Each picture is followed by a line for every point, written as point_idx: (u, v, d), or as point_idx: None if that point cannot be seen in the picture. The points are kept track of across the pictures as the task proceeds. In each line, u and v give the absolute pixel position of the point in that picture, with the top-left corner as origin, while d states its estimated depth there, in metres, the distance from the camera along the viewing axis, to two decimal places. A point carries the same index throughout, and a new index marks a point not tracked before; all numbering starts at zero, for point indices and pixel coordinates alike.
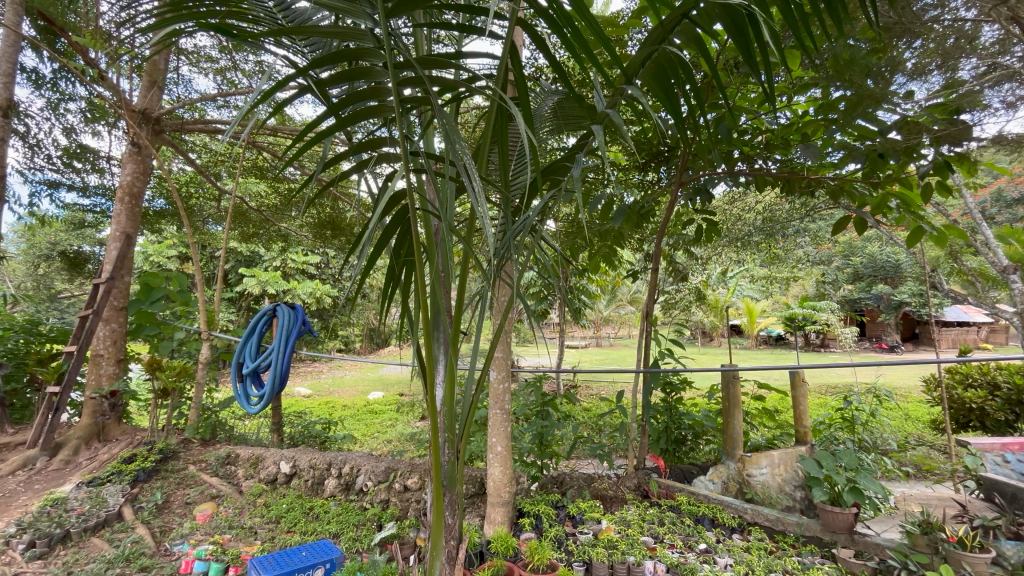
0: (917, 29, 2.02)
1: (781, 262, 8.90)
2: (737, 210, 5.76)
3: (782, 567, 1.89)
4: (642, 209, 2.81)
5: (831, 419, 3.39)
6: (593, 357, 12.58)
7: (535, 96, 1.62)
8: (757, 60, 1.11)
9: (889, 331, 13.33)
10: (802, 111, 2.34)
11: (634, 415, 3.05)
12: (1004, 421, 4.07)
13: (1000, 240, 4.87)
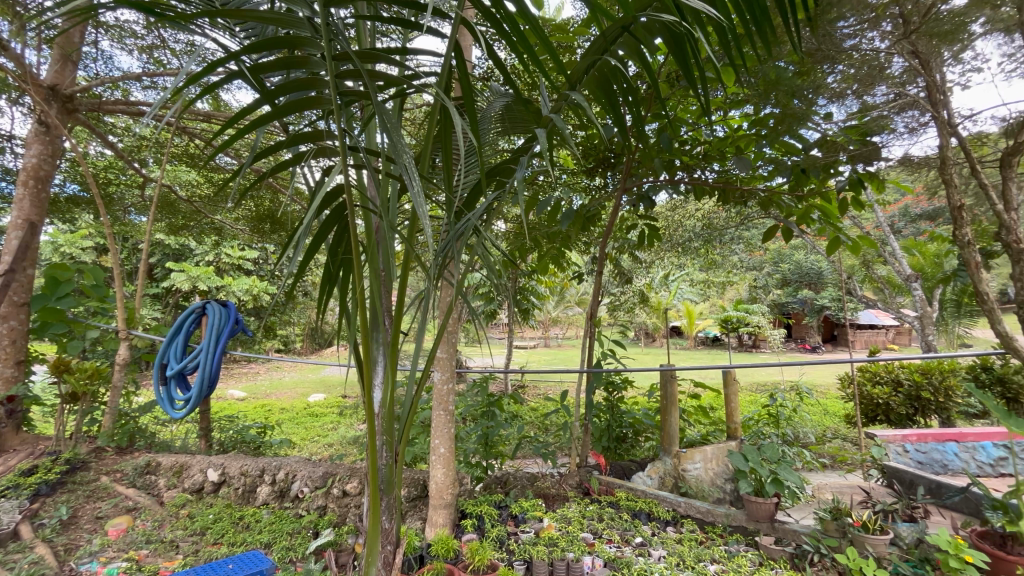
0: (837, 56, 2.16)
1: (717, 268, 9.42)
2: (678, 217, 6.04)
3: (710, 556, 1.99)
4: (588, 213, 2.88)
5: (759, 415, 3.62)
6: (541, 357, 12.76)
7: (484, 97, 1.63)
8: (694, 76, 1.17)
9: (811, 333, 14.44)
10: (735, 126, 2.49)
11: (577, 414, 3.11)
12: (905, 415, 4.55)
13: (905, 252, 5.41)
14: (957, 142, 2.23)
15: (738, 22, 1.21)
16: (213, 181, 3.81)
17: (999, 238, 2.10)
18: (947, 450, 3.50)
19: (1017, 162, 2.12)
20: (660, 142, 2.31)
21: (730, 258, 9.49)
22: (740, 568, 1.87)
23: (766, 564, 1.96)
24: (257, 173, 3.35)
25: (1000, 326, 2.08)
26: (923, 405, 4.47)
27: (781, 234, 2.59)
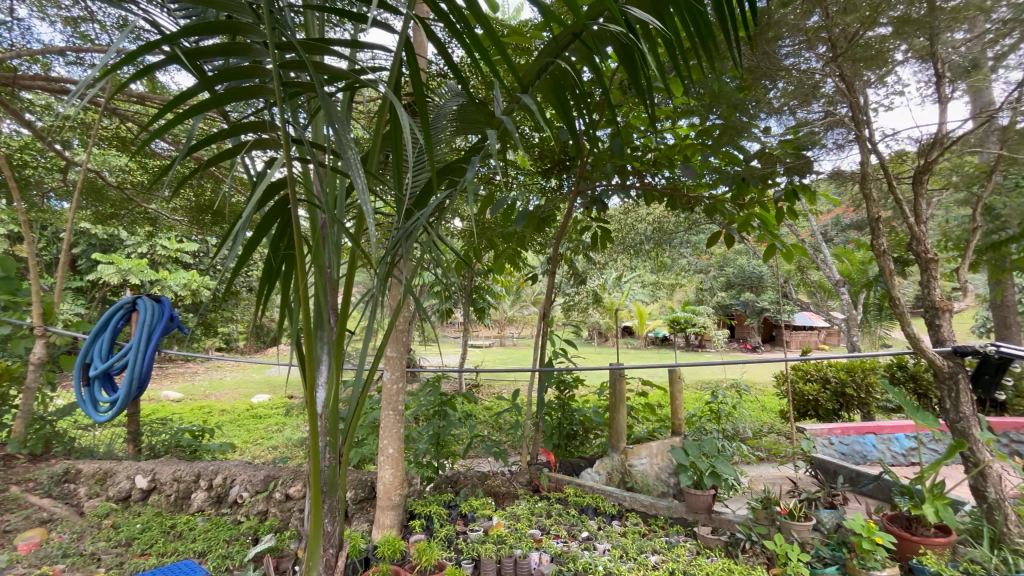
0: (776, 73, 2.30)
1: (667, 270, 9.79)
2: (631, 220, 6.22)
3: (652, 548, 2.07)
4: (542, 214, 2.91)
5: (701, 412, 3.80)
6: (496, 357, 12.79)
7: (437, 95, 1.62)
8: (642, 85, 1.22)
9: (752, 334, 15.29)
10: (683, 134, 2.60)
11: (529, 412, 3.15)
12: (832, 410, 4.90)
13: (835, 259, 5.82)
14: (877, 160, 2.42)
15: (684, 35, 1.27)
16: (148, 168, 3.57)
17: (910, 249, 2.31)
18: (867, 442, 3.81)
19: (927, 180, 2.33)
20: (611, 149, 2.38)
21: (678, 261, 9.88)
22: (679, 557, 1.96)
23: (703, 552, 2.05)
24: (197, 160, 3.16)
25: (910, 327, 2.29)
26: (847, 400, 4.84)
27: (723, 240, 2.73)
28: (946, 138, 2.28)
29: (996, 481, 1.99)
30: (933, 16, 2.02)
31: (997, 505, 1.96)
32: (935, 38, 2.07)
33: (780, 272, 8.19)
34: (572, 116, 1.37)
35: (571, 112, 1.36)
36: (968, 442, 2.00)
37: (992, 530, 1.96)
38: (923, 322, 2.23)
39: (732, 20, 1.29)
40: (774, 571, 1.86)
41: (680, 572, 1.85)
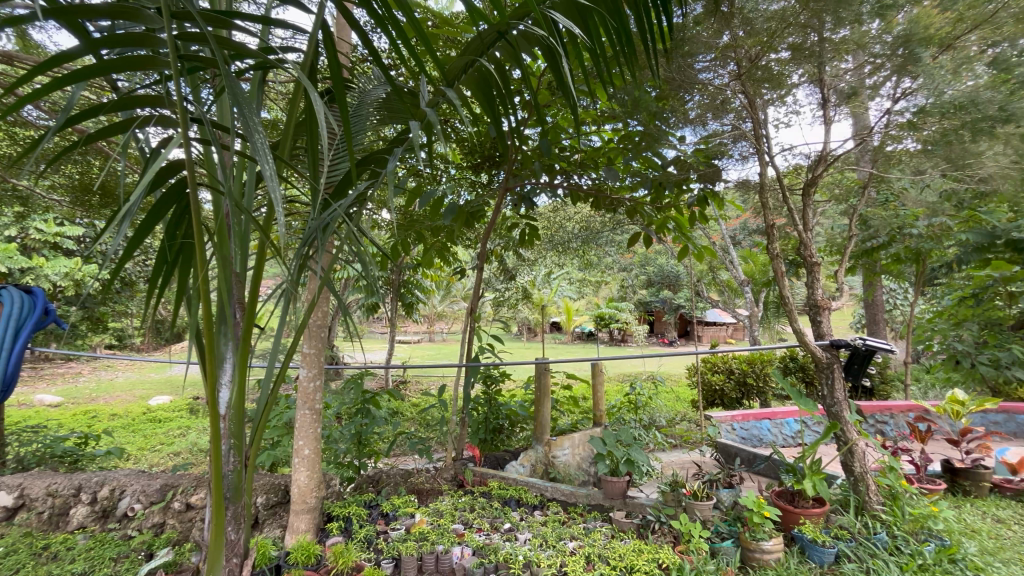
0: (691, 86, 2.44)
1: (593, 268, 10.17)
2: (560, 219, 6.39)
3: (570, 534, 2.15)
4: (471, 209, 2.89)
5: (621, 402, 4.01)
6: (426, 353, 12.59)
7: (360, 81, 1.56)
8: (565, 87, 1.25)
9: (668, 329, 16.31)
10: (608, 138, 2.71)
11: (455, 407, 3.14)
12: (735, 398, 5.37)
13: (740, 259, 6.38)
14: (773, 173, 2.68)
15: (606, 44, 1.33)
16: (16, 138, 3.09)
17: (799, 253, 2.57)
18: (763, 426, 4.23)
19: (814, 193, 2.62)
20: (539, 148, 2.42)
21: (604, 259, 10.31)
22: (595, 541, 2.05)
23: (617, 535, 2.16)
24: (81, 133, 2.79)
25: (798, 323, 2.54)
26: (748, 389, 5.33)
27: (642, 240, 2.87)
28: (829, 156, 2.57)
29: (859, 456, 2.30)
30: (822, 47, 2.27)
31: (861, 477, 2.27)
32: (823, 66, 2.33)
33: (694, 272, 8.80)
34: (497, 115, 1.38)
35: (497, 111, 1.37)
36: (840, 424, 2.28)
37: (856, 499, 2.26)
38: (807, 318, 2.49)
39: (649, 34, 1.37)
40: (679, 549, 2.01)
41: (596, 556, 1.94)
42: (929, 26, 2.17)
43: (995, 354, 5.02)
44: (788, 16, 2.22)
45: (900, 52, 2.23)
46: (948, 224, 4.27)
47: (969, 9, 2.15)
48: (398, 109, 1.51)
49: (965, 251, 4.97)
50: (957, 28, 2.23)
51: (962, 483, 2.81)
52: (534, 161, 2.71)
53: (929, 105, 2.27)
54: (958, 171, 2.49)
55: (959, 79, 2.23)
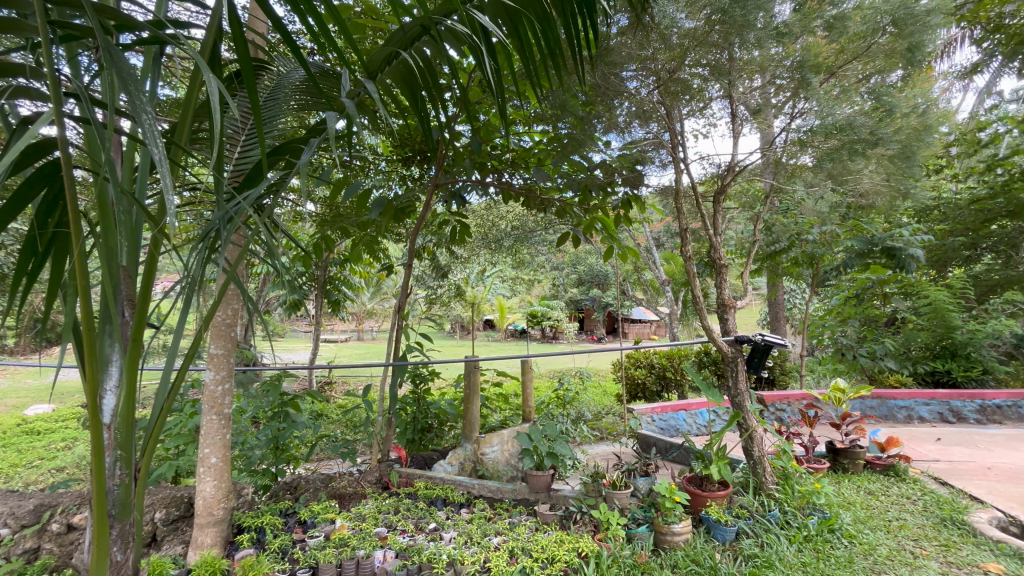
0: (618, 94, 2.55)
1: (526, 266, 10.34)
2: (492, 217, 6.42)
3: (495, 530, 2.17)
4: (399, 205, 2.81)
5: (550, 398, 4.10)
6: (354, 352, 12.13)
7: (280, 66, 1.49)
8: (492, 87, 1.26)
9: (597, 326, 16.96)
10: (537, 139, 2.76)
11: (382, 408, 3.06)
12: (655, 391, 5.69)
13: (662, 260, 6.77)
14: (689, 180, 2.87)
15: (535, 47, 1.35)
16: None
17: (709, 256, 2.78)
18: (679, 417, 4.53)
19: (723, 200, 2.83)
20: (469, 146, 2.42)
21: (537, 258, 10.54)
22: (519, 535, 2.08)
23: (541, 528, 2.20)
24: None
25: (707, 320, 2.74)
26: (667, 382, 5.67)
27: (570, 240, 2.93)
28: (737, 166, 2.79)
29: (756, 441, 2.53)
30: (731, 64, 2.45)
31: (758, 460, 2.49)
32: (732, 84, 2.52)
33: (620, 272, 9.22)
34: (422, 110, 1.35)
35: (422, 106, 1.35)
36: (742, 413, 2.48)
37: (754, 480, 2.48)
38: (716, 315, 2.69)
39: (576, 40, 1.41)
40: (598, 537, 2.10)
41: (520, 549, 1.97)
42: (818, 55, 2.42)
43: (871, 347, 5.73)
44: (699, 36, 2.36)
45: (794, 76, 2.47)
46: (836, 232, 4.81)
47: (850, 42, 2.46)
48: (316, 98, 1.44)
49: (850, 256, 5.63)
50: (840, 58, 2.51)
51: (842, 461, 3.18)
52: (465, 158, 2.70)
53: (816, 125, 2.53)
54: (841, 184, 2.80)
55: (841, 103, 2.51)
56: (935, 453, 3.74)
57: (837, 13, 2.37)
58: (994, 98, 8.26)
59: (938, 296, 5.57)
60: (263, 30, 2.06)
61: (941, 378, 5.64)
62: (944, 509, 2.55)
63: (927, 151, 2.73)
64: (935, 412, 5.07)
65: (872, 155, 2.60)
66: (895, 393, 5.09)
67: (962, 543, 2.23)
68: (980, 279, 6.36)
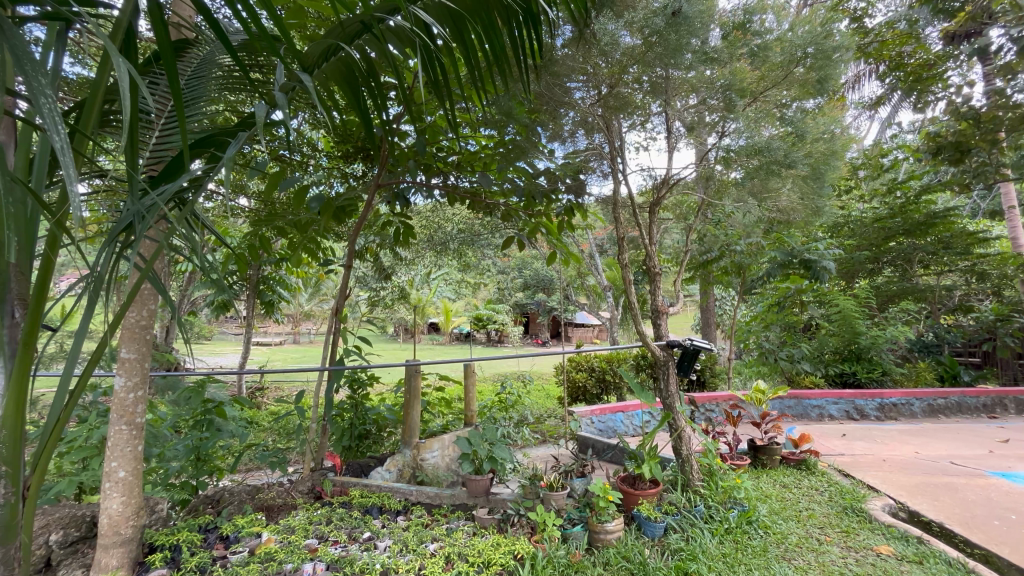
0: (564, 102, 2.62)
1: (472, 270, 10.31)
2: (438, 219, 6.35)
3: (432, 536, 2.14)
4: (339, 204, 2.71)
5: (492, 402, 4.11)
6: (289, 356, 11.55)
7: (200, 47, 1.40)
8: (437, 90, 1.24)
9: (541, 330, 17.23)
10: (483, 143, 2.76)
11: (316, 414, 2.93)
12: (595, 393, 5.85)
13: (604, 266, 6.99)
14: (628, 191, 2.99)
15: (480, 52, 1.35)
16: None
17: (645, 263, 2.91)
18: (616, 418, 4.68)
19: (658, 211, 2.98)
20: (414, 146, 2.38)
21: (483, 262, 10.55)
22: (456, 541, 2.07)
23: (478, 532, 2.20)
24: None
25: (642, 325, 2.86)
26: (606, 385, 5.85)
27: (515, 245, 2.94)
28: (671, 179, 2.96)
29: (685, 440, 2.67)
30: (667, 82, 2.57)
31: (686, 458, 2.63)
32: (668, 101, 2.66)
33: (564, 277, 9.42)
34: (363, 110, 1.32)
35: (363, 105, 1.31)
36: (672, 414, 2.61)
37: (682, 477, 2.62)
38: (650, 321, 2.81)
39: (522, 47, 1.43)
40: (535, 538, 2.13)
41: (456, 555, 1.96)
42: (743, 80, 2.61)
43: (790, 351, 6.22)
44: (637, 54, 2.45)
45: (722, 97, 2.65)
46: (761, 244, 5.18)
47: (770, 70, 2.67)
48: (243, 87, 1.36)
49: (773, 267, 6.09)
50: (761, 84, 2.73)
51: (761, 457, 3.42)
52: (409, 158, 2.66)
53: (741, 145, 2.73)
54: (763, 200, 3.03)
55: (761, 127, 2.73)
56: (841, 448, 4.11)
57: (760, 42, 2.58)
58: (894, 129, 9.26)
59: (846, 305, 6.20)
60: (190, 11, 1.94)
61: (848, 379, 6.22)
62: (846, 498, 2.81)
63: (834, 173, 3.02)
64: (843, 410, 5.57)
65: (788, 175, 2.85)
66: (809, 393, 5.54)
67: (859, 529, 2.46)
68: (881, 290, 7.08)
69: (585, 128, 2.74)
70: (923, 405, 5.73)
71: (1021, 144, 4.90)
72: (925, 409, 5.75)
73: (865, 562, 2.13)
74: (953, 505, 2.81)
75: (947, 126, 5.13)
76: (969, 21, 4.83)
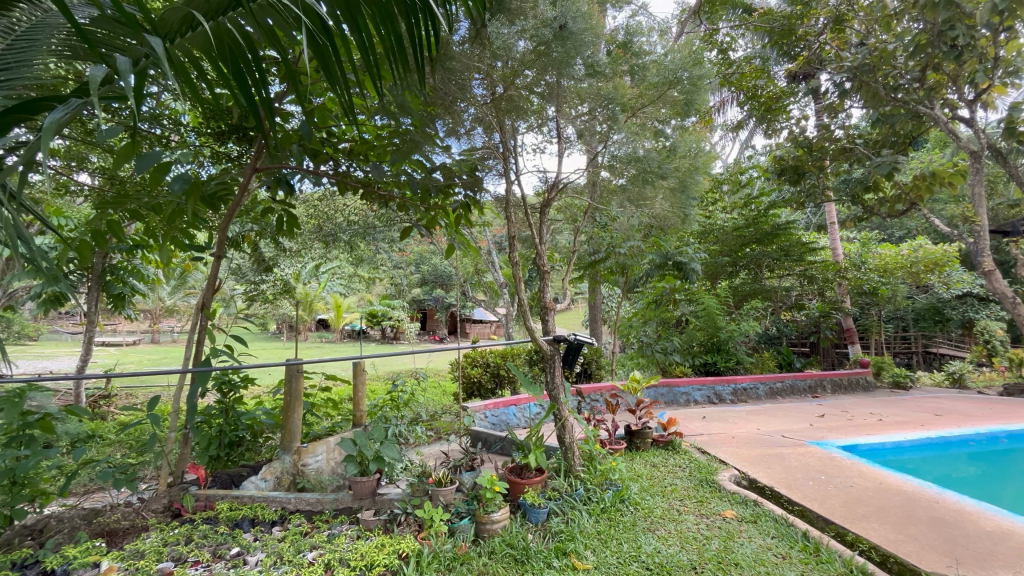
0: (461, 97, 2.62)
1: (366, 264, 9.86)
2: (328, 208, 5.96)
3: (311, 544, 2.03)
4: (211, 189, 2.41)
5: (383, 401, 3.97)
6: (146, 357, 10.10)
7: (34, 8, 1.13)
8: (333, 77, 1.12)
9: (439, 326, 17.05)
10: (377, 133, 2.65)
11: (176, 423, 2.59)
12: (490, 388, 5.94)
13: (501, 263, 7.13)
14: (520, 191, 3.08)
15: (374, 38, 1.25)
16: None
17: (535, 262, 3.03)
18: (509, 412, 4.80)
19: (548, 212, 3.11)
20: (299, 131, 2.21)
21: (379, 257, 10.15)
22: (338, 546, 1.99)
23: (362, 535, 2.13)
24: None
25: (532, 320, 2.97)
26: (501, 380, 5.97)
27: (409, 238, 2.86)
28: (561, 182, 3.12)
29: (568, 428, 2.83)
30: (559, 90, 2.69)
31: (569, 445, 2.79)
32: (560, 107, 2.79)
33: (462, 273, 9.42)
34: (239, 84, 1.15)
35: (240, 78, 1.15)
36: (557, 404, 2.75)
37: (565, 464, 2.77)
38: (539, 317, 2.93)
39: (421, 40, 1.34)
40: (421, 535, 2.12)
41: (337, 560, 1.88)
42: (624, 95, 2.83)
43: (664, 344, 6.99)
44: (528, 59, 2.52)
45: (609, 110, 2.84)
46: (642, 247, 5.66)
47: (648, 89, 2.92)
48: (71, 44, 1.09)
49: (652, 267, 6.69)
50: (640, 101, 2.96)
51: (636, 441, 3.75)
52: (293, 142, 2.46)
53: (623, 155, 2.96)
54: (640, 207, 3.33)
55: (639, 140, 2.99)
56: (700, 428, 4.67)
57: (638, 62, 2.87)
58: (751, 150, 10.68)
59: (710, 303, 7.06)
60: None
61: (710, 368, 7.07)
62: (703, 472, 3.21)
63: (697, 186, 3.43)
64: (705, 395, 6.33)
65: (660, 186, 3.17)
66: (678, 381, 6.20)
67: (711, 497, 2.83)
68: (737, 290, 8.15)
69: (481, 125, 2.77)
70: (766, 388, 6.72)
71: (839, 171, 5.97)
72: (767, 392, 6.75)
73: (714, 526, 2.45)
74: (781, 471, 3.35)
75: (789, 151, 6.06)
76: (806, 64, 5.75)
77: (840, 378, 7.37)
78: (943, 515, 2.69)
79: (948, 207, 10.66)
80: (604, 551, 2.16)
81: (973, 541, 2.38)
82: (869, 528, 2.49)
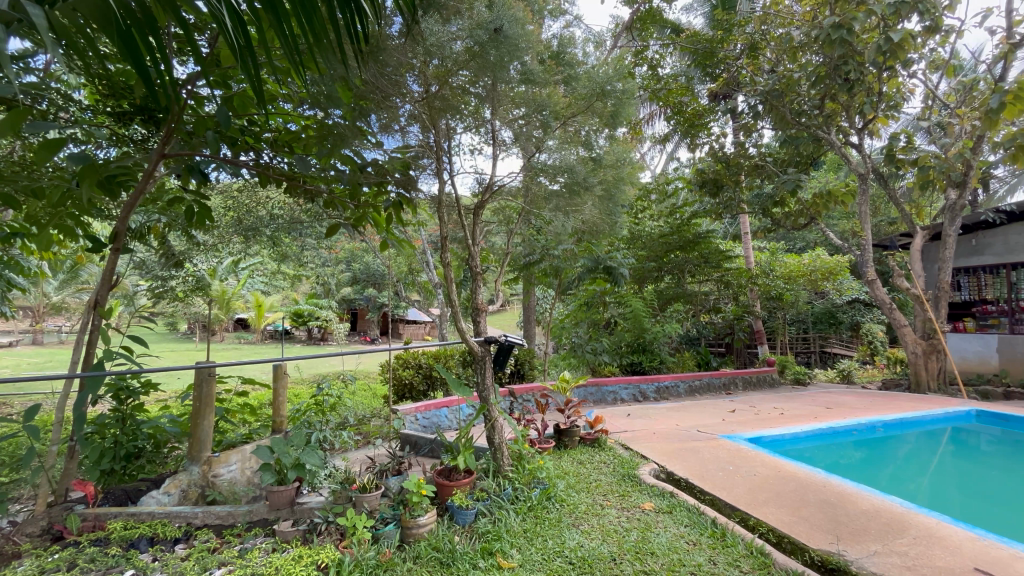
0: (394, 91, 2.55)
1: (291, 261, 9.32)
2: (249, 200, 5.56)
3: (219, 561, 1.90)
4: (107, 173, 2.17)
5: (307, 405, 3.78)
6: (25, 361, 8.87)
7: None
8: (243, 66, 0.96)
9: (370, 327, 16.48)
10: (304, 124, 2.53)
11: (59, 434, 2.31)
12: (422, 390, 5.85)
13: (435, 263, 7.05)
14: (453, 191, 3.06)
15: (297, 26, 1.10)
16: None
17: (467, 263, 3.02)
18: (440, 413, 4.74)
19: (481, 213, 3.11)
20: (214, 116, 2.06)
21: (307, 253, 9.65)
22: (250, 561, 1.88)
23: (278, 548, 2.03)
24: None
25: (464, 321, 2.96)
26: (433, 381, 5.89)
27: (337, 236, 2.75)
28: (494, 184, 3.13)
29: (497, 429, 2.86)
30: (494, 93, 2.71)
31: (498, 446, 2.81)
32: (496, 110, 2.80)
33: (395, 272, 9.19)
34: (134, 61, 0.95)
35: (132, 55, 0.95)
36: (487, 406, 2.76)
37: (494, 464, 2.79)
38: (470, 318, 2.92)
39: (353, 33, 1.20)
40: (343, 544, 2.04)
41: None
42: (557, 103, 2.90)
43: (593, 345, 7.24)
44: (463, 61, 2.51)
45: (542, 117, 2.89)
46: (575, 250, 5.83)
47: (580, 99, 3.01)
48: None
49: (583, 271, 6.90)
50: (572, 110, 3.05)
51: (564, 439, 3.85)
52: (208, 128, 2.29)
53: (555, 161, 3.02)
54: (571, 214, 3.43)
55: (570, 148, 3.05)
56: (625, 425, 4.89)
57: (572, 73, 2.94)
58: (676, 162, 11.35)
59: (636, 306, 7.41)
60: None
61: (636, 368, 7.41)
62: (625, 467, 3.37)
63: (624, 196, 3.59)
64: (630, 393, 6.63)
65: (589, 195, 3.28)
66: (606, 381, 6.44)
67: (632, 491, 2.98)
68: (662, 294, 8.62)
69: (415, 122, 2.71)
70: (685, 386, 7.16)
71: (752, 186, 6.50)
72: (686, 390, 7.20)
73: (633, 518, 2.58)
74: (695, 463, 3.59)
75: (709, 165, 6.51)
76: (725, 85, 6.22)
77: (749, 376, 8.02)
78: (829, 497, 3.01)
79: (840, 223, 11.95)
80: (529, 549, 2.20)
81: (852, 519, 2.70)
82: (768, 512, 2.74)
